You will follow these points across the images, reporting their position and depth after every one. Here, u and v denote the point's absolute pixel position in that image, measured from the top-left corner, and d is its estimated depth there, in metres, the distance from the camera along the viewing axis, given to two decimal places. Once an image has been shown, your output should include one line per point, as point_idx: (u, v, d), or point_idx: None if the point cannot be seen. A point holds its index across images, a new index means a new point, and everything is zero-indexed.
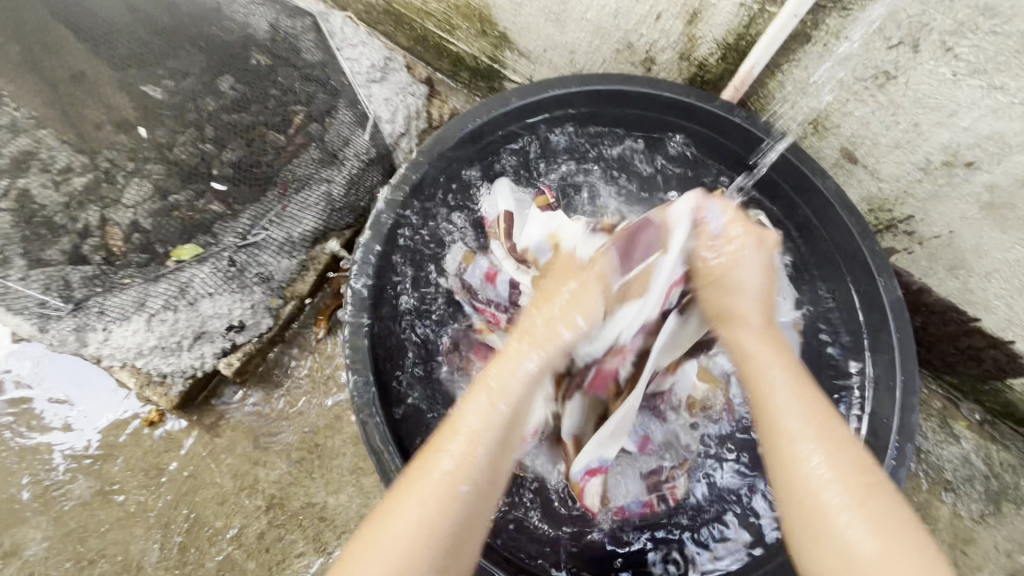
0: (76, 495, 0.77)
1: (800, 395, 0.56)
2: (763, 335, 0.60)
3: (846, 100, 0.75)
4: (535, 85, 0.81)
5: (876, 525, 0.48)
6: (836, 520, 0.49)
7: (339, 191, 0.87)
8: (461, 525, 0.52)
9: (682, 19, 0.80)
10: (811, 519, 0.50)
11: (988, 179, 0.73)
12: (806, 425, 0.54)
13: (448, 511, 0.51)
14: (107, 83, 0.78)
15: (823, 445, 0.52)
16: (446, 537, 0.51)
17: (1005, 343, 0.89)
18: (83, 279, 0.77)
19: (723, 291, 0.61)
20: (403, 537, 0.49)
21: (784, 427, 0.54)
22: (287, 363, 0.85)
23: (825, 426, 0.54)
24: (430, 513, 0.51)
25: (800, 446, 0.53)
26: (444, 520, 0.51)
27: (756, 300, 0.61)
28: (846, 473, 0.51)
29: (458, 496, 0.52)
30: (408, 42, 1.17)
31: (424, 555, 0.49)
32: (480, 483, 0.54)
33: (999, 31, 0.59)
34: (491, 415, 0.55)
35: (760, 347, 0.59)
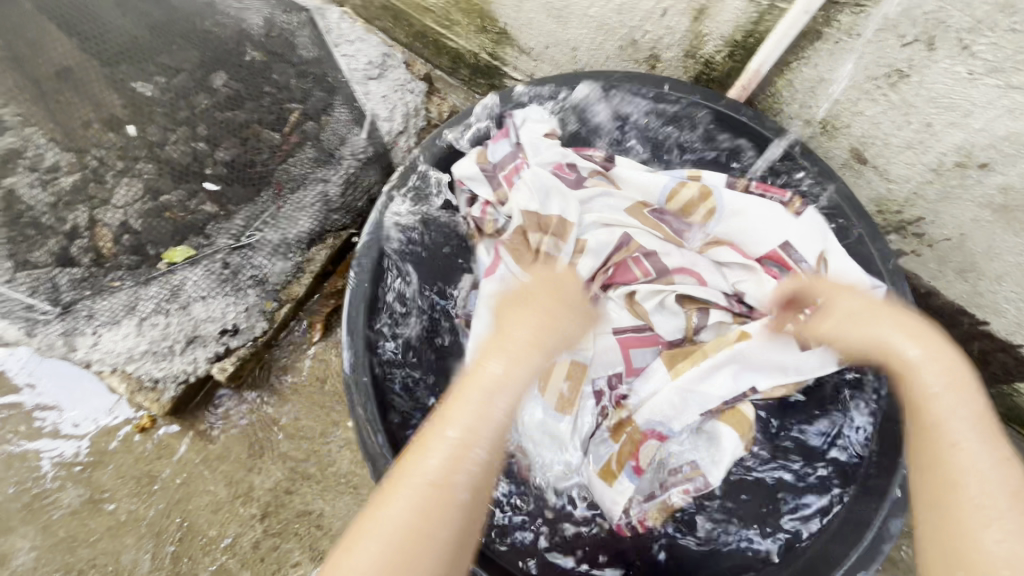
0: (65, 503, 0.75)
1: (980, 432, 0.52)
2: (950, 375, 0.55)
3: (857, 99, 0.73)
4: (535, 83, 0.80)
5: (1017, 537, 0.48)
6: (981, 528, 0.49)
7: (335, 191, 0.85)
8: (459, 529, 0.50)
9: (688, 16, 0.77)
10: (948, 521, 0.51)
11: (1002, 181, 0.71)
12: (977, 432, 0.52)
13: (443, 510, 0.49)
14: (95, 78, 0.72)
15: (993, 469, 0.51)
16: (441, 543, 0.48)
17: (1014, 347, 0.88)
18: (72, 281, 0.75)
19: (865, 322, 0.61)
20: (395, 535, 0.47)
21: (954, 438, 0.52)
22: (281, 368, 0.83)
23: (1002, 460, 0.51)
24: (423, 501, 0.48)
25: (976, 454, 0.51)
26: (436, 527, 0.48)
27: (923, 343, 0.57)
28: (1008, 494, 0.50)
29: (456, 500, 0.49)
30: (406, 38, 1.15)
31: (416, 558, 0.47)
32: (473, 490, 0.51)
33: (1018, 28, 0.57)
34: (488, 414, 0.52)
35: (942, 382, 0.54)
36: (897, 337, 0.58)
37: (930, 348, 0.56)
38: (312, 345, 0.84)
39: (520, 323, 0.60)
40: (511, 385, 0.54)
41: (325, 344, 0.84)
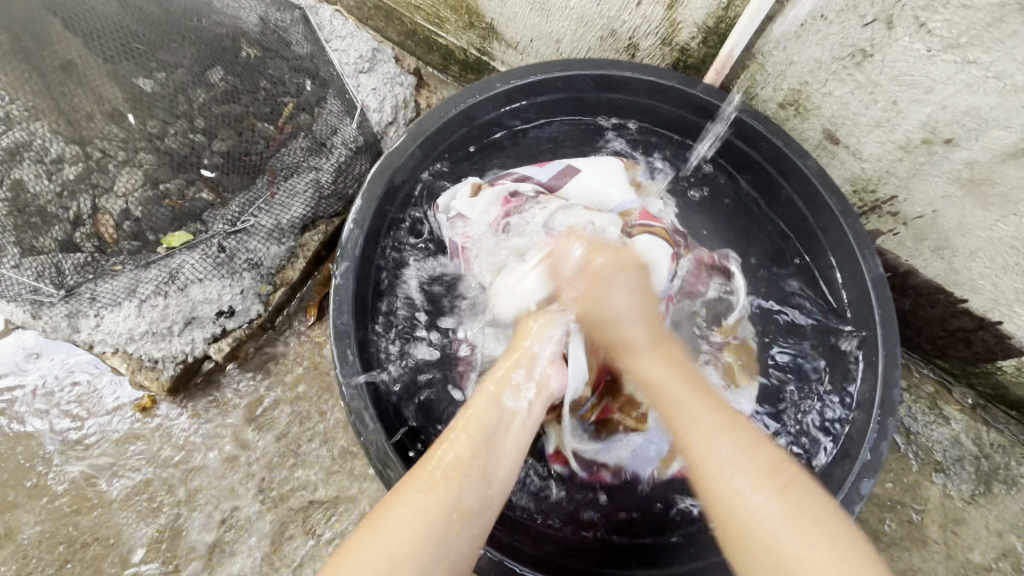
0: (69, 479, 0.78)
1: (712, 417, 0.56)
2: (659, 355, 0.60)
3: (825, 80, 0.76)
4: (519, 70, 0.82)
5: (793, 516, 0.50)
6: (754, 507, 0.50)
7: (328, 179, 0.88)
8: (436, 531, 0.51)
9: (662, 5, 0.81)
10: (738, 531, 0.51)
11: (967, 156, 0.73)
12: (703, 409, 0.56)
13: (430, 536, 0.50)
14: (95, 74, 0.76)
15: (732, 445, 0.54)
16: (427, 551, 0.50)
17: (993, 323, 0.89)
18: (75, 266, 0.79)
19: (604, 326, 0.62)
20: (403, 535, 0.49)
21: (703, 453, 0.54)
22: (276, 349, 0.86)
23: (734, 431, 0.55)
24: (404, 529, 0.50)
25: (715, 451, 0.54)
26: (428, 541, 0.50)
27: (632, 326, 0.61)
28: (754, 466, 0.52)
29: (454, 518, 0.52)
30: (399, 37, 1.19)
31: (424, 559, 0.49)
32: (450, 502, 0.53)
33: (969, 4, 0.60)
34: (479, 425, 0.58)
35: (658, 368, 0.60)
36: (629, 335, 0.61)
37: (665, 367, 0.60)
38: (308, 327, 0.88)
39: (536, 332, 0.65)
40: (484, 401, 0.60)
41: (319, 326, 0.88)
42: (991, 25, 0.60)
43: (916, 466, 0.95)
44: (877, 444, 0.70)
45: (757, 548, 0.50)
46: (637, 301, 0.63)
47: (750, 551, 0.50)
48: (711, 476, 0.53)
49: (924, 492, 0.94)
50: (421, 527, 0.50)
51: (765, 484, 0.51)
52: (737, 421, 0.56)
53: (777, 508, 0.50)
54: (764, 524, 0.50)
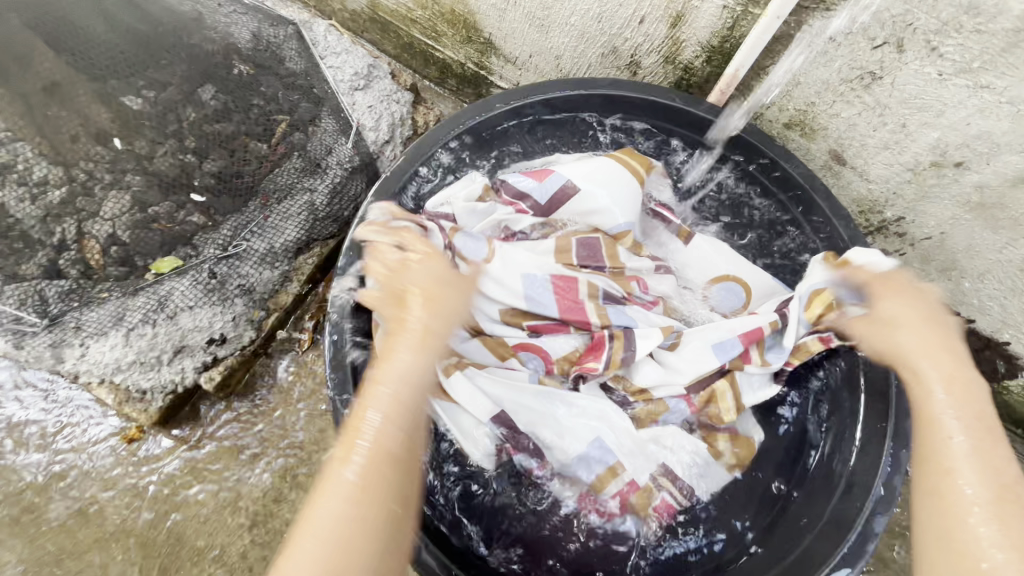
0: (53, 516, 0.75)
1: (982, 454, 0.52)
2: (948, 376, 0.58)
3: (832, 101, 0.74)
4: (519, 90, 0.81)
5: None
6: (975, 528, 0.48)
7: (323, 201, 0.86)
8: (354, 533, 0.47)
9: (666, 23, 0.79)
10: (946, 524, 0.50)
11: (978, 179, 0.72)
12: (972, 439, 0.53)
13: (365, 533, 0.47)
14: (81, 93, 0.73)
15: (986, 483, 0.50)
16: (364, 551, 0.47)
17: (1001, 344, 0.88)
18: (60, 293, 0.76)
19: (887, 326, 0.64)
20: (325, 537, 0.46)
21: (954, 463, 0.52)
22: (268, 377, 0.83)
23: (1000, 481, 0.50)
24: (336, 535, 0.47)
25: (960, 473, 0.51)
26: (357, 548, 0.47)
27: (927, 346, 0.61)
28: (1009, 517, 0.48)
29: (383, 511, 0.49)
30: (395, 50, 1.17)
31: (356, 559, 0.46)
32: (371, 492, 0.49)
33: (983, 29, 0.58)
34: (399, 402, 0.54)
35: (945, 388, 0.57)
36: (919, 360, 0.60)
37: (956, 394, 0.56)
38: (301, 354, 0.85)
39: (441, 297, 0.61)
40: (399, 365, 0.55)
41: (313, 352, 0.85)
42: (1006, 50, 0.59)
43: None
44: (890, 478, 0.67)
45: (959, 561, 0.48)
46: (927, 331, 0.62)
47: (954, 560, 0.48)
48: (941, 480, 0.52)
49: None
50: (345, 529, 0.47)
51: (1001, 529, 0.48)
52: (1011, 479, 0.51)
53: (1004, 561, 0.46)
54: (981, 540, 0.48)
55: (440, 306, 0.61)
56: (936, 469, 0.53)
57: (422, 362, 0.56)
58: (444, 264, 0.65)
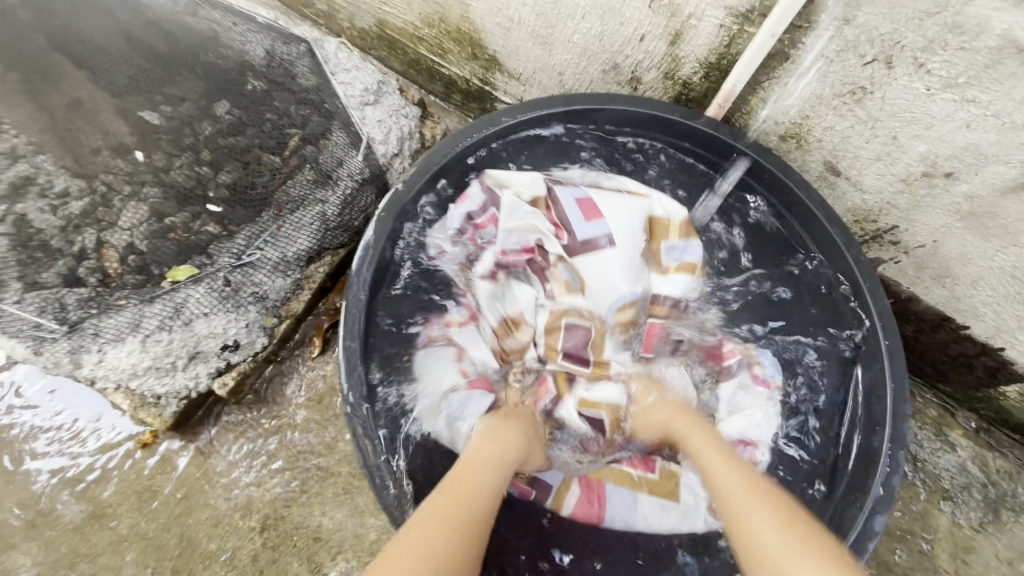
0: (67, 520, 0.77)
1: (744, 478, 0.62)
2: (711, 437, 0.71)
3: (825, 114, 0.77)
4: (525, 104, 0.84)
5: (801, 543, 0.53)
6: (751, 520, 0.56)
7: (333, 212, 0.89)
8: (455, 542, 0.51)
9: (665, 40, 0.82)
10: (738, 520, 0.57)
11: (967, 189, 0.74)
12: (739, 476, 0.63)
13: (454, 533, 0.52)
14: (103, 108, 0.77)
15: (756, 496, 0.59)
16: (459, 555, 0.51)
17: (996, 350, 0.90)
18: (79, 301, 0.77)
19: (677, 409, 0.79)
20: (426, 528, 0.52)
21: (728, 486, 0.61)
22: (280, 382, 0.86)
23: (764, 493, 0.60)
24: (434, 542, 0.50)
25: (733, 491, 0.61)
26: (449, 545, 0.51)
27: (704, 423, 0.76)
28: (773, 510, 0.57)
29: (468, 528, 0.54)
30: (401, 66, 1.21)
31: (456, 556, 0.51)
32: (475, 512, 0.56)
33: (967, 47, 0.61)
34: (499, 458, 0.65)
35: (710, 444, 0.70)
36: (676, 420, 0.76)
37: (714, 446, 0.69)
38: (311, 361, 0.87)
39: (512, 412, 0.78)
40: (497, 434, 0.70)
41: (324, 358, 0.88)
42: (990, 66, 0.61)
43: (923, 493, 0.95)
44: (889, 478, 0.70)
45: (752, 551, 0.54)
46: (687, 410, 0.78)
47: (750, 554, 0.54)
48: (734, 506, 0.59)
49: (932, 520, 0.93)
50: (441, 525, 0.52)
51: (773, 523, 0.55)
52: (768, 488, 0.60)
53: (776, 539, 0.54)
54: (758, 532, 0.55)
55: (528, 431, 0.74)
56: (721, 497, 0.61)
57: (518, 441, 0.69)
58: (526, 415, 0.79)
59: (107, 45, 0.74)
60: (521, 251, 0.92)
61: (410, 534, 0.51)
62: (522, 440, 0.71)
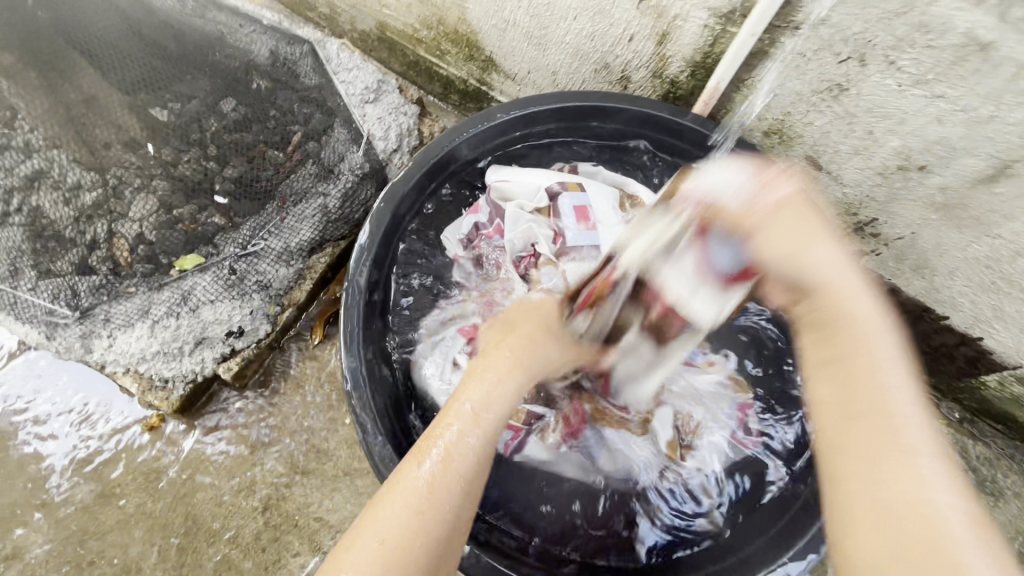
0: (77, 499, 0.80)
1: (937, 440, 0.41)
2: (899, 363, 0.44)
3: (805, 111, 0.81)
4: (519, 101, 0.88)
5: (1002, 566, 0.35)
6: (934, 497, 0.38)
7: (335, 204, 0.92)
8: (424, 543, 0.46)
9: (653, 40, 0.86)
10: (887, 502, 0.39)
11: (940, 182, 0.78)
12: (928, 439, 0.41)
13: (420, 526, 0.46)
14: (116, 105, 0.81)
15: (955, 485, 0.38)
16: (423, 553, 0.46)
17: (975, 340, 0.93)
18: (91, 288, 0.82)
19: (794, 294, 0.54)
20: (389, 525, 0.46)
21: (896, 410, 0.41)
22: (282, 368, 0.89)
23: (958, 476, 0.40)
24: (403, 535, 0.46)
25: (910, 454, 0.40)
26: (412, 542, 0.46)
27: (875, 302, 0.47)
28: (969, 506, 0.38)
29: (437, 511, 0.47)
30: (401, 67, 1.25)
31: (412, 555, 0.45)
32: (452, 493, 0.49)
33: (934, 45, 0.65)
34: (491, 402, 0.53)
35: (898, 377, 0.43)
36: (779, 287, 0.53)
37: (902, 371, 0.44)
38: (313, 348, 0.91)
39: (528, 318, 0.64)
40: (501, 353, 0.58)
41: (325, 346, 0.91)
42: (956, 63, 0.65)
43: None
44: None
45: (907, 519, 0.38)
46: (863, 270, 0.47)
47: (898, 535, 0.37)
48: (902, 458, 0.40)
49: None
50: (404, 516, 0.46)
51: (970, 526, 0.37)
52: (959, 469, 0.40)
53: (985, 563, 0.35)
54: (947, 522, 0.37)
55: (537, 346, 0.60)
56: (856, 452, 0.42)
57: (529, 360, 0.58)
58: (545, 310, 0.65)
59: (120, 43, 0.76)
60: (526, 254, 0.90)
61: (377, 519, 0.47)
62: (529, 359, 0.59)
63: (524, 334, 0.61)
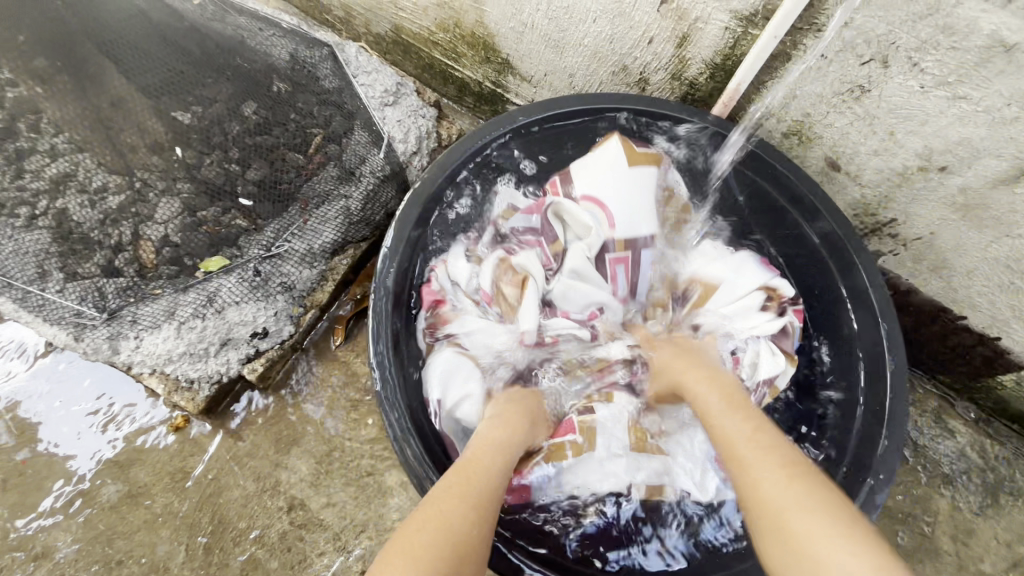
0: (104, 499, 0.81)
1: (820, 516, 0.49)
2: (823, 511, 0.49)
3: (826, 112, 0.82)
4: (541, 104, 0.88)
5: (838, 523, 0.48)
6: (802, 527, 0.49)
7: (357, 206, 0.92)
8: (470, 534, 0.54)
9: (672, 43, 0.87)
10: (772, 527, 0.51)
11: (961, 182, 0.78)
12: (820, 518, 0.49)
13: (467, 513, 0.55)
14: (141, 109, 0.81)
15: (827, 527, 0.48)
16: (472, 544, 0.53)
17: (993, 339, 0.94)
18: (118, 290, 0.83)
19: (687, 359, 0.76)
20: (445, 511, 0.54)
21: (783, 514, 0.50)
22: (304, 369, 0.90)
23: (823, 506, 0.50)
24: (444, 529, 0.52)
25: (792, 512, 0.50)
26: (469, 532, 0.54)
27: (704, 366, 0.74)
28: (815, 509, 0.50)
29: (481, 510, 0.57)
30: (415, 70, 1.26)
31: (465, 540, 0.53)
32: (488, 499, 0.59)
33: (957, 47, 0.65)
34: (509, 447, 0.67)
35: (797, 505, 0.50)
36: (688, 375, 0.73)
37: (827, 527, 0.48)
38: (335, 347, 0.92)
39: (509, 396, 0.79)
40: (504, 417, 0.73)
41: (347, 347, 0.92)
42: (980, 65, 0.65)
43: (924, 479, 0.99)
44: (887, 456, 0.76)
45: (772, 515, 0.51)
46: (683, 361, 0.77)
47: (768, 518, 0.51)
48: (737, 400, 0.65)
49: (933, 503, 0.97)
50: (459, 505, 0.56)
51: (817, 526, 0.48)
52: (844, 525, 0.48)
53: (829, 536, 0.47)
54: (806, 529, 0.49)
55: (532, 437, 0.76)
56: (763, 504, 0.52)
57: (521, 421, 0.73)
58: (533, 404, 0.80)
59: (146, 46, 0.78)
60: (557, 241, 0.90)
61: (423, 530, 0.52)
62: (518, 417, 0.74)
63: (507, 406, 0.76)
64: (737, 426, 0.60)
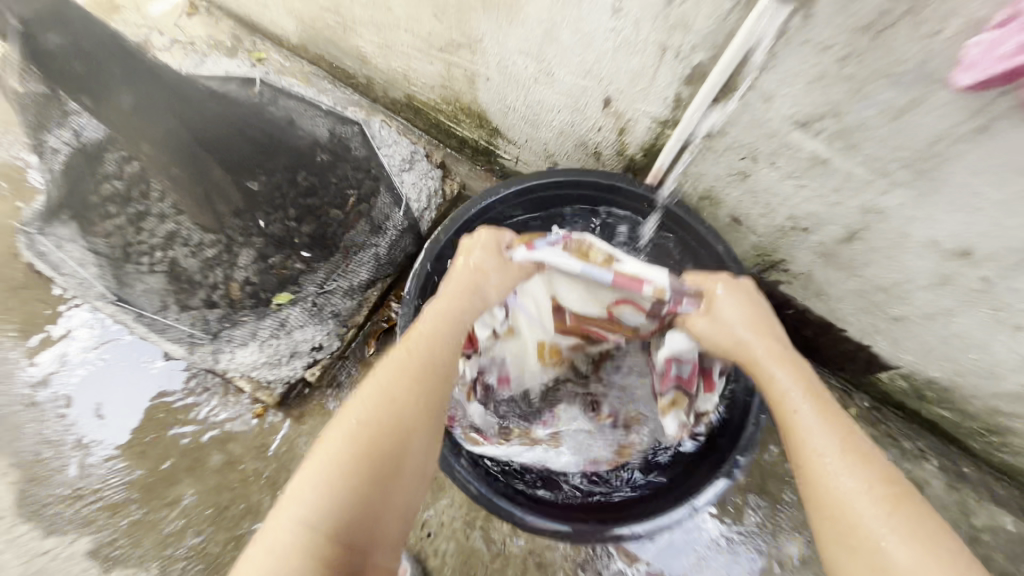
0: (213, 464, 1.15)
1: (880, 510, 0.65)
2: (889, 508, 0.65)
3: (725, 186, 1.12)
4: (521, 177, 1.17)
5: (903, 532, 0.63)
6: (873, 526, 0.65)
7: (383, 252, 1.27)
8: (403, 409, 0.76)
9: (616, 131, 1.17)
10: (840, 522, 0.67)
11: (820, 239, 1.09)
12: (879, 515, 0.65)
13: (402, 391, 0.78)
14: (225, 182, 1.09)
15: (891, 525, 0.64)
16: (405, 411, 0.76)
17: (866, 347, 1.25)
18: (217, 318, 1.16)
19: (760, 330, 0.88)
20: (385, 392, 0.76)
21: (856, 514, 0.66)
22: (347, 372, 1.24)
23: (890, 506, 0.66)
24: (382, 410, 0.75)
25: (864, 515, 0.66)
26: (402, 406, 0.76)
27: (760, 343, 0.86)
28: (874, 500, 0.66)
29: (414, 386, 0.79)
30: (424, 125, 1.57)
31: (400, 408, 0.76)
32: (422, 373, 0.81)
33: (796, 156, 0.96)
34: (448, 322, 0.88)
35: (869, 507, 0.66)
36: (752, 343, 0.86)
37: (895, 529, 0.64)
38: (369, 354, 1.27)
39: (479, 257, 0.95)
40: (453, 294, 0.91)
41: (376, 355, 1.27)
42: (811, 168, 0.96)
43: None
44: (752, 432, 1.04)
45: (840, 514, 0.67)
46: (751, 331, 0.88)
47: (833, 509, 0.68)
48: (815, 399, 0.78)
49: None
50: (395, 386, 0.78)
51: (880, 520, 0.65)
52: (910, 516, 0.65)
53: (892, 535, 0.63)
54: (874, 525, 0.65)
55: (489, 291, 0.95)
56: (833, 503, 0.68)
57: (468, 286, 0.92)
58: (488, 261, 0.95)
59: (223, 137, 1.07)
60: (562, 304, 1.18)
61: (351, 417, 0.74)
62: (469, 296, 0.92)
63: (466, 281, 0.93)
64: (828, 436, 0.72)
